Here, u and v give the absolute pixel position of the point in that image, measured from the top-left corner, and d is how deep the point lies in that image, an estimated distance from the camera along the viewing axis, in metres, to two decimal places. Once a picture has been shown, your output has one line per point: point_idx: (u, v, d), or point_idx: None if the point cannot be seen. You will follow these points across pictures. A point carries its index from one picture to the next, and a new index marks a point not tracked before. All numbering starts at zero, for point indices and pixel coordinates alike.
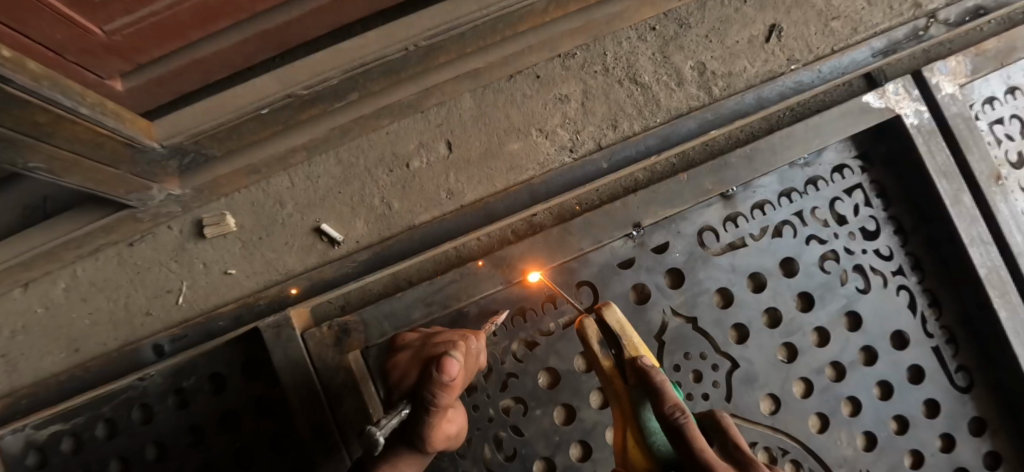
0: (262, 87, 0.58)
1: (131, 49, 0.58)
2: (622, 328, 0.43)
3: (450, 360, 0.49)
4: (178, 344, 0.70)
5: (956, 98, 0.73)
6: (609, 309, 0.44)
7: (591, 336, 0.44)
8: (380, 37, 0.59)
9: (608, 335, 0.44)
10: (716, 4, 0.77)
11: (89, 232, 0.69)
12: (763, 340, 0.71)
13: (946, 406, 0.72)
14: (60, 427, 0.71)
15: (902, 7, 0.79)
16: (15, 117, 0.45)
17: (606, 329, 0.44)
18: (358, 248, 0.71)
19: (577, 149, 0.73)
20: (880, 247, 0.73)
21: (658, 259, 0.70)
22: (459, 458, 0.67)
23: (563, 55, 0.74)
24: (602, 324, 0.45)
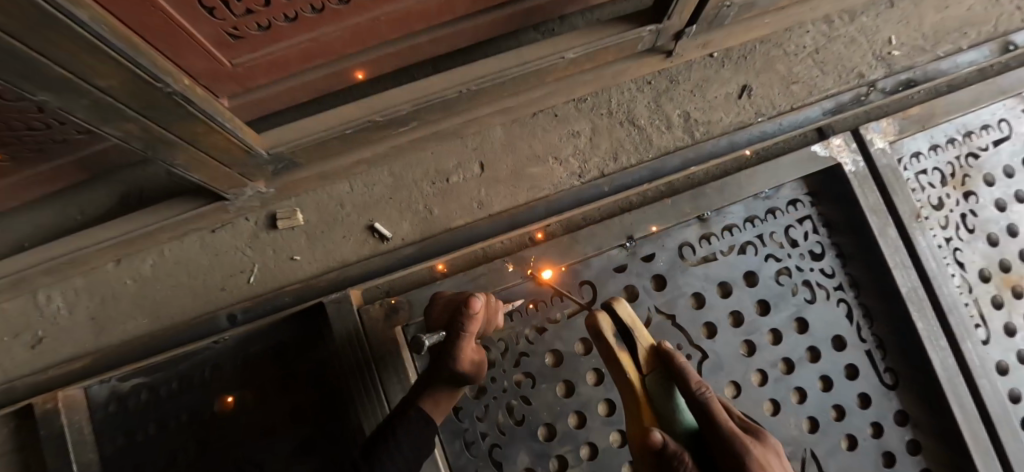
0: (345, 113, 0.75)
1: (246, 78, 0.75)
2: (634, 323, 0.58)
3: (475, 299, 0.67)
4: (248, 316, 0.84)
5: (885, 152, 0.91)
6: (622, 307, 0.58)
7: (608, 330, 0.57)
8: (440, 81, 0.76)
9: (622, 329, 0.58)
10: (701, 66, 0.96)
11: (184, 218, 0.85)
12: (728, 337, 0.87)
13: (875, 399, 0.88)
14: (141, 380, 0.85)
15: (849, 77, 1.00)
16: (183, 127, 0.61)
17: (619, 324, 0.58)
18: (404, 244, 0.87)
19: (585, 175, 0.91)
20: (824, 267, 0.91)
21: (646, 266, 0.87)
22: (478, 420, 0.82)
23: (577, 99, 0.93)
24: (614, 321, 0.58)
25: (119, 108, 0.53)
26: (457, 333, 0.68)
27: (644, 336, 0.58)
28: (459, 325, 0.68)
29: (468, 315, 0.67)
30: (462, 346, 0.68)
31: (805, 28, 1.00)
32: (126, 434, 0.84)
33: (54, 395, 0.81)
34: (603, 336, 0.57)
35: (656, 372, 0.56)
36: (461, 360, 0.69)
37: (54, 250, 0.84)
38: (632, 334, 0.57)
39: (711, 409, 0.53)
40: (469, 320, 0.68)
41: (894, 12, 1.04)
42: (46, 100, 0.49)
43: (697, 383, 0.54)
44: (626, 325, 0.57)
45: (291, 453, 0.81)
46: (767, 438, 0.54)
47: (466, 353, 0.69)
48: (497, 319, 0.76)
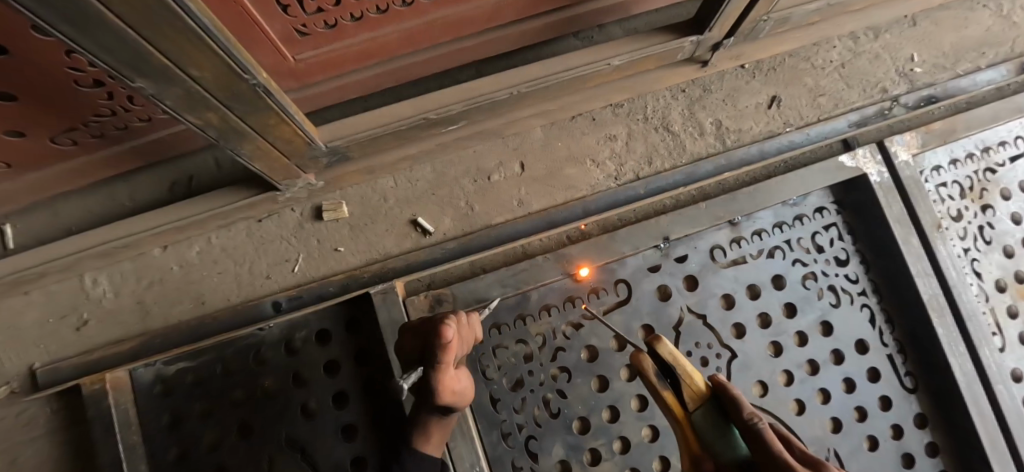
0: (401, 109, 0.77)
1: (303, 74, 0.77)
2: (677, 359, 0.48)
3: (446, 326, 0.57)
4: (294, 302, 0.86)
5: (908, 164, 0.95)
6: (661, 342, 0.49)
7: (648, 370, 0.49)
8: (493, 83, 0.79)
9: (664, 367, 0.49)
10: (732, 76, 1.00)
11: (235, 207, 0.87)
12: (756, 338, 0.90)
13: (896, 402, 0.91)
14: (185, 364, 0.86)
15: (873, 91, 1.03)
16: (259, 118, 0.63)
17: (660, 360, 0.49)
18: (445, 239, 0.90)
19: (620, 177, 0.94)
20: (849, 273, 0.94)
21: (678, 266, 0.90)
22: (515, 412, 0.84)
23: (614, 105, 0.96)
24: (655, 358, 0.49)
25: (206, 97, 0.54)
26: (433, 365, 0.59)
27: (686, 369, 0.48)
28: (432, 357, 0.58)
29: (441, 347, 0.58)
30: (439, 378, 0.60)
31: (832, 43, 1.04)
32: (170, 416, 0.84)
33: (103, 376, 0.82)
34: (644, 376, 0.49)
35: (704, 410, 0.47)
36: (442, 393, 0.61)
37: (106, 234, 0.86)
38: (673, 369, 0.48)
39: (768, 449, 0.43)
40: (443, 351, 0.58)
41: (916, 30, 1.08)
42: (142, 87, 0.49)
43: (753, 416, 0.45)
44: (667, 362, 0.48)
45: (335, 438, 0.84)
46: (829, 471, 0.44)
47: (445, 385, 0.60)
48: (474, 335, 0.68)
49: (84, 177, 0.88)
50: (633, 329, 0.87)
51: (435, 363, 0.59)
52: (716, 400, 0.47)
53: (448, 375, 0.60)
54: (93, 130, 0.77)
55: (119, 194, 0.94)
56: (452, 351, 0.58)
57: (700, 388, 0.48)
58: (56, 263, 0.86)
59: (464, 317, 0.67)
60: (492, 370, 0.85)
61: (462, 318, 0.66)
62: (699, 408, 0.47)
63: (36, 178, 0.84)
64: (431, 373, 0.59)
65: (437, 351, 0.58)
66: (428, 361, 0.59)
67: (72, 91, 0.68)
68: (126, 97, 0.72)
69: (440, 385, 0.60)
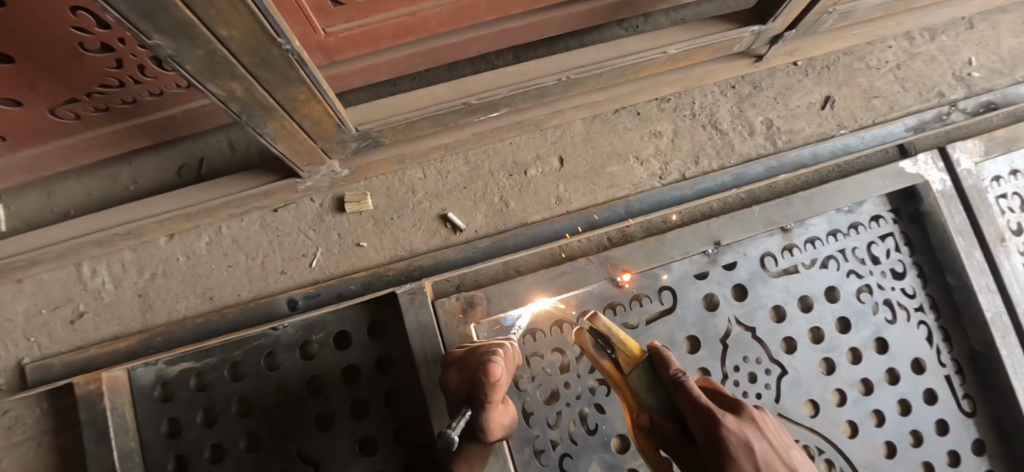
0: (439, 93, 0.71)
1: (335, 50, 0.70)
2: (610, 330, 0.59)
3: (495, 364, 0.60)
4: (311, 301, 0.79)
5: (970, 173, 0.89)
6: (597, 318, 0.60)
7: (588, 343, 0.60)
8: (538, 68, 0.73)
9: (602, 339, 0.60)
10: (784, 73, 0.94)
11: (250, 194, 0.80)
12: (808, 353, 0.84)
13: (953, 426, 0.85)
14: (190, 365, 0.78)
15: (929, 95, 0.96)
16: (288, 92, 0.55)
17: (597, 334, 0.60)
18: (477, 237, 0.84)
19: (665, 177, 0.88)
20: (906, 286, 0.88)
21: (727, 274, 0.84)
22: (549, 427, 0.77)
23: (660, 99, 0.90)
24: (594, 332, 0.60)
25: (231, 63, 0.47)
26: (481, 404, 0.62)
27: (619, 338, 0.58)
28: (481, 397, 0.61)
29: (490, 387, 0.60)
30: (488, 416, 0.63)
31: (887, 43, 0.98)
32: (170, 422, 0.77)
33: (98, 375, 0.75)
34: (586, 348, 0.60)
35: (637, 371, 0.56)
36: (492, 429, 0.64)
37: (108, 219, 0.79)
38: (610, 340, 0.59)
39: (686, 395, 0.52)
40: (491, 390, 0.61)
41: (974, 33, 1.00)
42: (159, 45, 0.42)
43: (676, 370, 0.54)
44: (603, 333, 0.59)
45: (352, 452, 0.77)
46: (744, 409, 0.53)
47: (493, 422, 0.63)
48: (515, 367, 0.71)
49: (85, 156, 0.80)
50: (677, 341, 0.81)
51: (485, 402, 0.62)
52: (649, 362, 0.56)
53: (496, 411, 0.64)
54: (98, 102, 0.70)
55: (123, 176, 0.86)
56: (501, 389, 0.62)
57: (634, 354, 0.58)
58: (51, 250, 0.78)
59: (507, 348, 0.69)
60: (526, 381, 0.78)
61: (511, 350, 0.68)
62: (634, 370, 0.57)
63: (32, 154, 0.76)
64: (480, 412, 0.62)
65: (488, 391, 0.61)
66: (478, 402, 0.62)
67: (77, 55, 0.61)
68: (137, 65, 0.65)
69: (490, 422, 0.63)
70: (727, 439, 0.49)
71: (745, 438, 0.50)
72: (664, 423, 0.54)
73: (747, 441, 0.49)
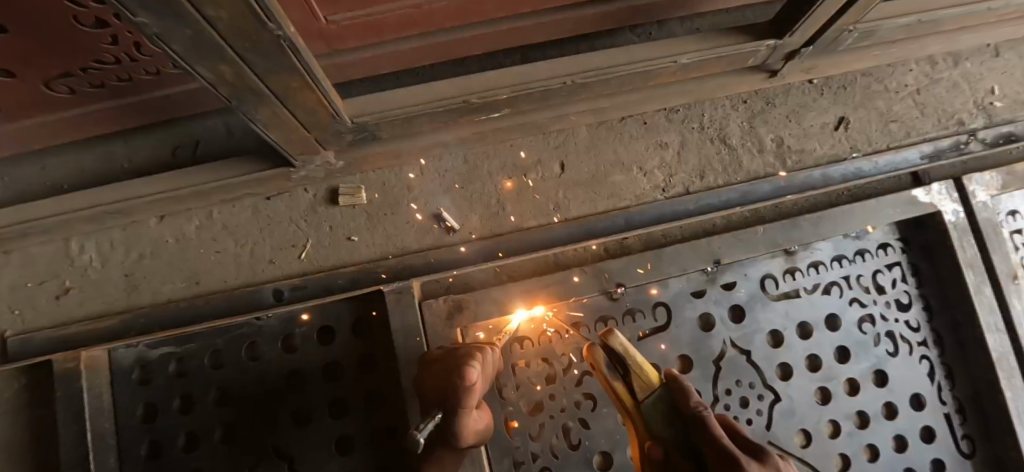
0: (440, 90, 0.68)
1: (336, 39, 0.68)
2: (630, 353, 0.52)
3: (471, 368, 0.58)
4: (297, 294, 0.78)
5: (987, 205, 0.86)
6: (614, 336, 0.54)
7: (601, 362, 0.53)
8: (545, 68, 0.70)
9: (615, 360, 0.53)
10: (799, 91, 0.91)
11: (243, 180, 0.78)
12: (803, 381, 0.81)
13: (949, 466, 0.82)
14: (170, 350, 0.77)
15: (948, 122, 0.93)
16: (280, 78, 0.53)
17: (613, 355, 0.53)
18: (471, 239, 0.82)
19: (668, 190, 0.86)
20: (910, 319, 0.85)
21: (725, 294, 0.82)
22: (530, 439, 0.75)
23: (669, 109, 0.88)
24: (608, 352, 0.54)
25: (220, 45, 0.45)
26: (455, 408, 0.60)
27: (637, 362, 0.52)
28: (454, 401, 0.59)
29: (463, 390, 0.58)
30: (461, 421, 0.60)
31: (908, 66, 0.95)
32: (148, 406, 0.76)
33: (77, 355, 0.73)
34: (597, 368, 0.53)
35: (653, 399, 0.51)
36: (463, 435, 0.62)
37: (93, 197, 0.76)
38: (625, 361, 0.52)
39: (708, 433, 0.49)
40: (466, 392, 0.59)
41: (999, 61, 0.97)
42: (145, 23, 0.40)
43: (695, 402, 0.51)
44: (619, 355, 0.53)
45: (327, 452, 0.75)
46: (760, 451, 0.50)
47: (466, 428, 0.62)
48: (495, 373, 0.69)
49: (79, 129, 0.79)
50: (669, 360, 0.79)
51: (457, 406, 0.60)
52: (666, 391, 0.52)
53: (469, 418, 0.62)
54: (93, 78, 0.68)
55: (117, 153, 0.85)
56: (473, 393, 0.59)
57: (651, 379, 0.52)
58: (37, 224, 0.77)
59: (487, 353, 0.66)
60: (510, 390, 0.76)
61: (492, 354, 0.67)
62: (650, 397, 0.51)
63: (24, 126, 0.75)
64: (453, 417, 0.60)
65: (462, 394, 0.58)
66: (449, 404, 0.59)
67: (71, 30, 0.59)
68: (133, 43, 0.64)
69: (463, 425, 0.61)
70: None
71: None
72: (679, 455, 0.50)
73: None
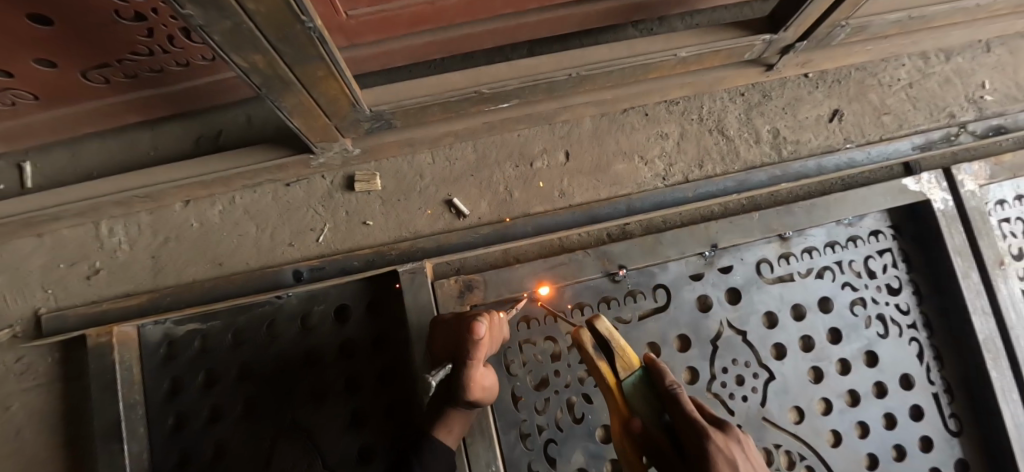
0: (452, 81, 0.72)
1: (354, 33, 0.73)
2: (612, 335, 0.55)
3: (478, 323, 0.64)
4: (314, 274, 0.82)
5: (974, 194, 0.89)
6: (599, 320, 0.56)
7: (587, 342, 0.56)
8: (551, 62, 0.74)
9: (600, 341, 0.55)
10: (795, 84, 0.95)
11: (264, 167, 0.82)
12: (796, 360, 0.85)
13: (937, 443, 0.86)
14: (196, 326, 0.82)
15: (940, 115, 0.96)
16: (307, 68, 0.58)
17: (597, 336, 0.55)
18: (479, 224, 0.86)
19: (668, 178, 0.90)
20: (900, 303, 0.89)
21: (722, 277, 0.85)
22: (535, 412, 0.79)
23: (669, 101, 0.92)
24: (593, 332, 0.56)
25: (255, 36, 0.49)
26: (464, 361, 0.66)
27: (619, 344, 0.54)
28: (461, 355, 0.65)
29: (474, 343, 0.65)
30: (468, 375, 0.66)
31: (901, 61, 0.98)
32: (174, 380, 0.81)
33: (109, 330, 0.78)
34: (582, 348, 0.56)
35: (633, 379, 0.54)
36: (470, 389, 0.67)
37: (123, 182, 0.81)
38: (609, 343, 0.55)
39: (682, 409, 0.51)
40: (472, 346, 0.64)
41: (990, 57, 1.00)
42: (191, 15, 0.45)
43: (671, 381, 0.53)
44: (603, 337, 0.55)
45: (344, 424, 0.79)
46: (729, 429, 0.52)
47: (474, 382, 0.67)
48: (503, 338, 0.74)
49: (110, 118, 0.84)
50: (668, 339, 0.83)
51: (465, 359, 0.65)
52: (645, 372, 0.54)
53: (476, 373, 0.67)
54: (127, 69, 0.73)
55: (144, 142, 0.90)
56: (482, 347, 0.65)
57: (633, 361, 0.54)
58: (69, 208, 0.81)
59: (495, 316, 0.72)
60: (517, 366, 0.80)
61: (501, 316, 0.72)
62: (631, 377, 0.54)
63: (61, 115, 0.80)
64: (462, 369, 0.66)
65: (471, 346, 0.65)
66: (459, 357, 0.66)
67: (111, 23, 0.64)
68: (166, 36, 0.68)
69: (470, 379, 0.66)
70: (714, 454, 0.48)
71: (730, 456, 0.49)
72: (657, 433, 0.52)
73: (732, 458, 0.49)
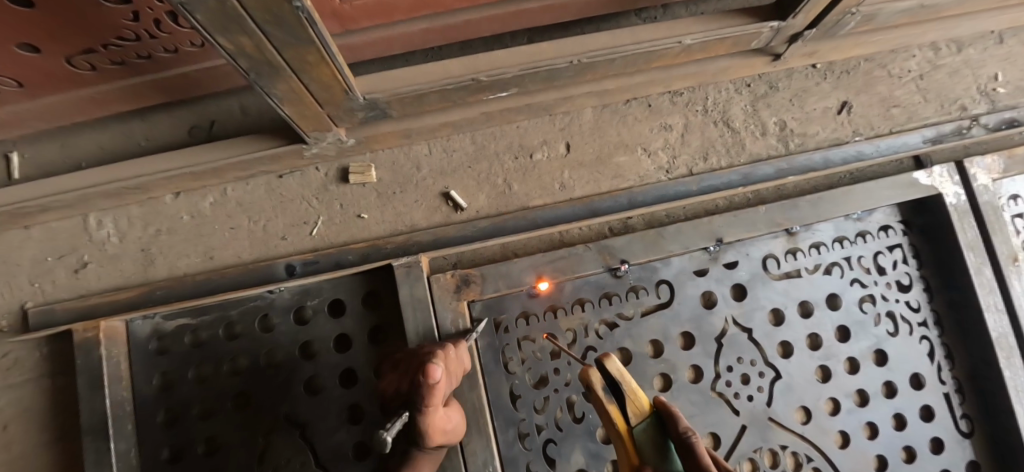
0: (448, 68, 0.70)
1: (348, 19, 0.70)
2: (622, 376, 0.50)
3: (433, 366, 0.60)
4: (308, 268, 0.79)
5: (987, 188, 0.86)
6: (610, 359, 0.51)
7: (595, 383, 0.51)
8: (551, 49, 0.72)
9: (610, 382, 0.51)
10: (802, 75, 0.93)
11: (256, 158, 0.80)
12: (803, 359, 0.82)
13: (948, 444, 0.83)
14: (186, 321, 0.80)
15: (951, 107, 0.94)
16: (297, 51, 0.55)
17: (607, 376, 0.51)
18: (477, 217, 0.84)
19: (672, 171, 0.87)
20: (910, 300, 0.86)
21: (727, 273, 0.83)
22: (534, 411, 0.77)
23: (672, 92, 0.90)
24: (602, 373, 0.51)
25: (240, 15, 0.47)
26: (419, 407, 0.62)
27: (631, 386, 0.50)
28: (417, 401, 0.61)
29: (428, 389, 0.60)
30: (426, 420, 0.62)
31: (911, 52, 0.96)
32: (164, 376, 0.79)
33: (96, 324, 0.76)
34: (591, 388, 0.51)
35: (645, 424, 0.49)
36: (429, 434, 0.63)
37: (112, 173, 0.79)
38: (619, 385, 0.50)
39: (698, 463, 0.45)
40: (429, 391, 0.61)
41: (1002, 48, 0.97)
42: None
43: (685, 428, 0.48)
44: (613, 377, 0.50)
45: (338, 421, 0.78)
46: None
47: (433, 427, 0.63)
48: (464, 371, 0.72)
49: (99, 107, 0.82)
50: (671, 336, 0.81)
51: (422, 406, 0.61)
52: (657, 417, 0.50)
53: (434, 417, 0.63)
54: (114, 55, 0.71)
55: (135, 132, 0.88)
56: (435, 394, 0.60)
57: (644, 405, 0.50)
58: (55, 200, 0.79)
59: (450, 350, 0.68)
60: (516, 364, 0.78)
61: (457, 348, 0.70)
62: (642, 423, 0.49)
63: (48, 103, 0.78)
64: (417, 416, 0.62)
65: (425, 393, 0.60)
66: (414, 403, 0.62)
67: (95, 6, 0.61)
68: (153, 20, 0.66)
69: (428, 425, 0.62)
70: None
71: None
72: None
73: None
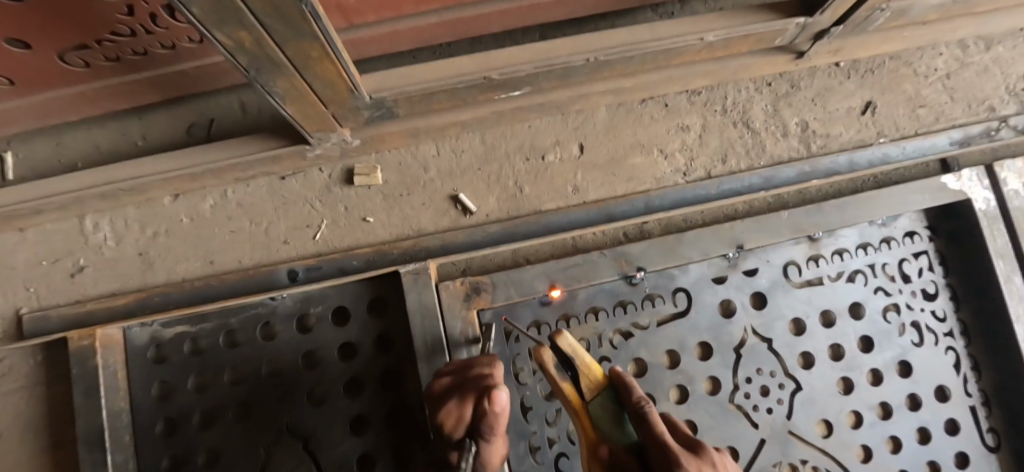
0: (459, 66, 0.66)
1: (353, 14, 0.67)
2: (576, 352, 0.53)
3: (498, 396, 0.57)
4: (312, 274, 0.77)
5: (1019, 193, 0.83)
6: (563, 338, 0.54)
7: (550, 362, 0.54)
8: (566, 46, 0.68)
9: (564, 360, 0.54)
10: (825, 74, 0.89)
11: (258, 159, 0.77)
12: (825, 370, 0.79)
13: (974, 459, 0.80)
14: (185, 329, 0.77)
15: (979, 108, 0.90)
16: (300, 48, 0.52)
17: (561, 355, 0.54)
18: (487, 221, 0.81)
19: (690, 174, 0.84)
20: (936, 309, 0.83)
21: (746, 280, 0.80)
22: (546, 424, 0.74)
23: (690, 91, 0.86)
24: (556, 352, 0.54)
25: (239, 9, 0.43)
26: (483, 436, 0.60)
27: (585, 361, 0.53)
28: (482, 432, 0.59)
29: (496, 418, 0.58)
30: (490, 449, 0.61)
31: (938, 49, 0.92)
32: (162, 385, 0.76)
33: (92, 332, 0.73)
34: (547, 369, 0.54)
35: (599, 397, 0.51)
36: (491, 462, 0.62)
37: (107, 174, 0.75)
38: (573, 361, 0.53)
39: (649, 426, 0.48)
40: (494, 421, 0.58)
41: None
42: None
43: (637, 396, 0.50)
44: (567, 354, 0.53)
45: (342, 431, 0.75)
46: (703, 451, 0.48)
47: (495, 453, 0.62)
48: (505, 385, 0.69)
49: (94, 105, 0.78)
50: (688, 346, 0.78)
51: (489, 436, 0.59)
52: (611, 389, 0.52)
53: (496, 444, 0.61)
54: (108, 51, 0.67)
55: (132, 131, 0.84)
56: (503, 422, 0.59)
57: (598, 379, 0.52)
58: (49, 201, 0.76)
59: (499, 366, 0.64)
60: (527, 375, 0.75)
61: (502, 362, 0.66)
62: (596, 396, 0.52)
63: (41, 101, 0.75)
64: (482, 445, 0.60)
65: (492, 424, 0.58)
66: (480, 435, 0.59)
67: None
68: (149, 15, 0.62)
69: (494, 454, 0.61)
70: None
71: None
72: (627, 456, 0.48)
73: None
